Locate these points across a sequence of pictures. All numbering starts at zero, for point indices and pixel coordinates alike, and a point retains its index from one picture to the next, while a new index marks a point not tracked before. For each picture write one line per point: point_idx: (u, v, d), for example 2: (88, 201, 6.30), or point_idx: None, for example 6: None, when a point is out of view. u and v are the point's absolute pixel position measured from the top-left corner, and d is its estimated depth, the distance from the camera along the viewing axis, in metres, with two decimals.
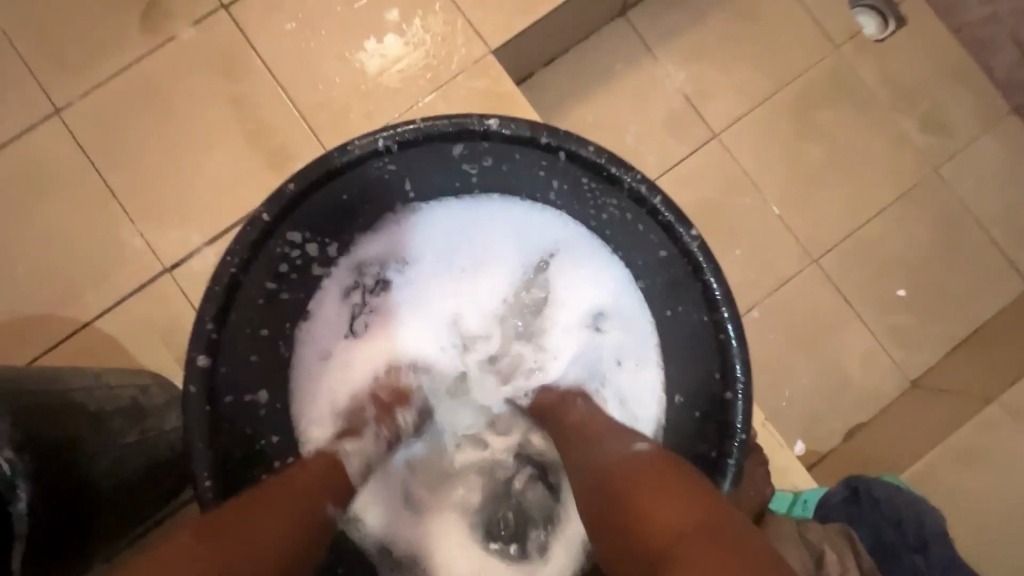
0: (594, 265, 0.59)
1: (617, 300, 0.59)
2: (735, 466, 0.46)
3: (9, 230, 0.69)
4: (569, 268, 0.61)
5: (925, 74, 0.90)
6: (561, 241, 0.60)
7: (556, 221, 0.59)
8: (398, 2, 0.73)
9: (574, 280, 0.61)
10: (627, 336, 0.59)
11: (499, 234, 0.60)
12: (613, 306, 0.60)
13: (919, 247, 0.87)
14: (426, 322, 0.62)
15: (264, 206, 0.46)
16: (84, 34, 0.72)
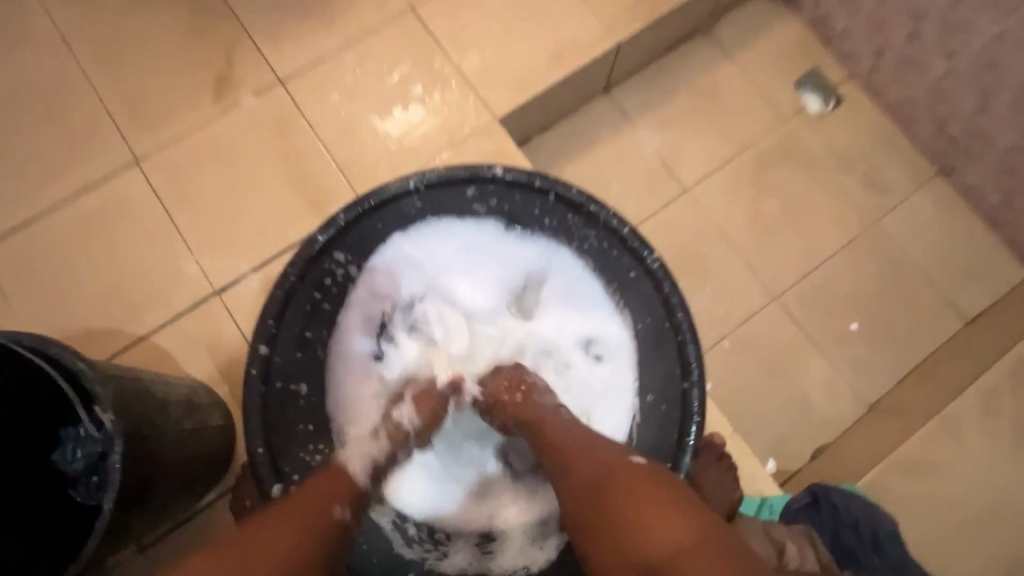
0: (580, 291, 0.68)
1: (597, 319, 0.68)
2: (693, 444, 0.58)
3: (87, 256, 0.82)
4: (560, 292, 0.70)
5: (865, 141, 1.06)
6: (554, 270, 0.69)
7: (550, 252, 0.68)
8: (422, 80, 0.90)
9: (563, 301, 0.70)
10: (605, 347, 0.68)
11: (496, 258, 0.71)
12: (592, 325, 0.69)
13: (867, 287, 1.00)
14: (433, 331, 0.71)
15: (320, 229, 0.60)
16: (163, 99, 0.87)
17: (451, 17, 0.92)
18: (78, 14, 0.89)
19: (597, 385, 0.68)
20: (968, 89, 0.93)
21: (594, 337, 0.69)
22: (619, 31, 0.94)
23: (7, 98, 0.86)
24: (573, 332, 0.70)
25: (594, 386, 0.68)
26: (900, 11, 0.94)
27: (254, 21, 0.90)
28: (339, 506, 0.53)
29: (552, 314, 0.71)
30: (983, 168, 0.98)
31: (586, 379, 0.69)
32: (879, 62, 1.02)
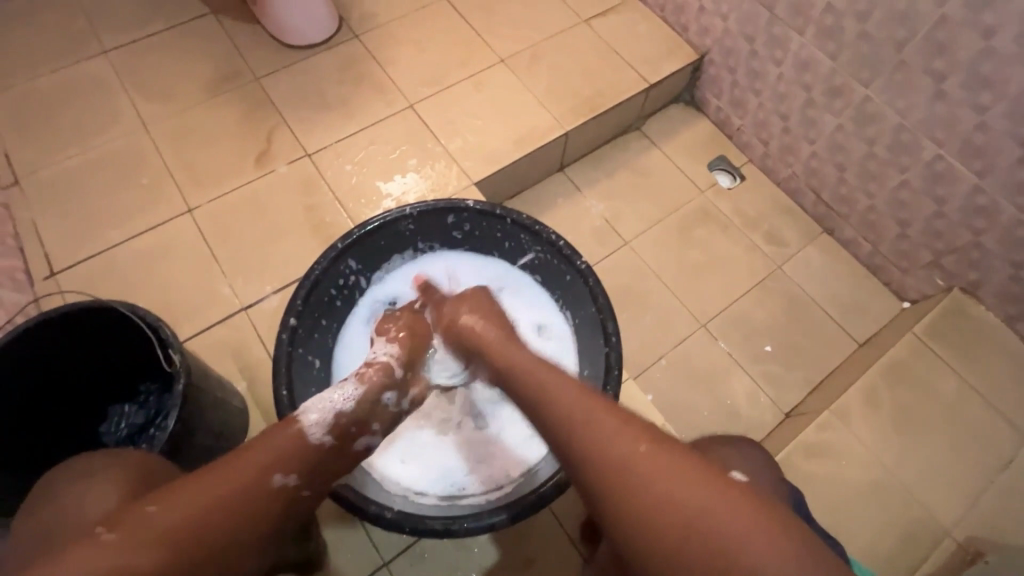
0: (529, 287, 0.91)
1: (544, 312, 0.90)
2: (612, 391, 0.74)
3: (141, 281, 1.02)
4: (516, 290, 0.91)
5: (765, 206, 1.34)
6: (508, 275, 0.92)
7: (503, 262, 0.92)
8: (416, 156, 1.18)
9: (519, 297, 0.91)
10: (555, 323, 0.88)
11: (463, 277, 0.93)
12: (542, 316, 0.90)
13: (775, 317, 1.23)
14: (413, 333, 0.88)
15: (340, 240, 0.82)
16: (215, 166, 1.13)
17: (440, 113, 1.22)
18: (155, 106, 1.18)
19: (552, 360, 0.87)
20: (829, 165, 1.22)
21: (543, 325, 0.89)
22: (567, 124, 1.25)
23: (93, 165, 1.11)
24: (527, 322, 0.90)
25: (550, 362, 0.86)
26: (773, 112, 1.27)
27: (292, 114, 1.19)
28: (280, 473, 0.55)
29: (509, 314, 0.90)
30: (853, 224, 1.25)
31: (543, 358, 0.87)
32: (767, 149, 1.33)
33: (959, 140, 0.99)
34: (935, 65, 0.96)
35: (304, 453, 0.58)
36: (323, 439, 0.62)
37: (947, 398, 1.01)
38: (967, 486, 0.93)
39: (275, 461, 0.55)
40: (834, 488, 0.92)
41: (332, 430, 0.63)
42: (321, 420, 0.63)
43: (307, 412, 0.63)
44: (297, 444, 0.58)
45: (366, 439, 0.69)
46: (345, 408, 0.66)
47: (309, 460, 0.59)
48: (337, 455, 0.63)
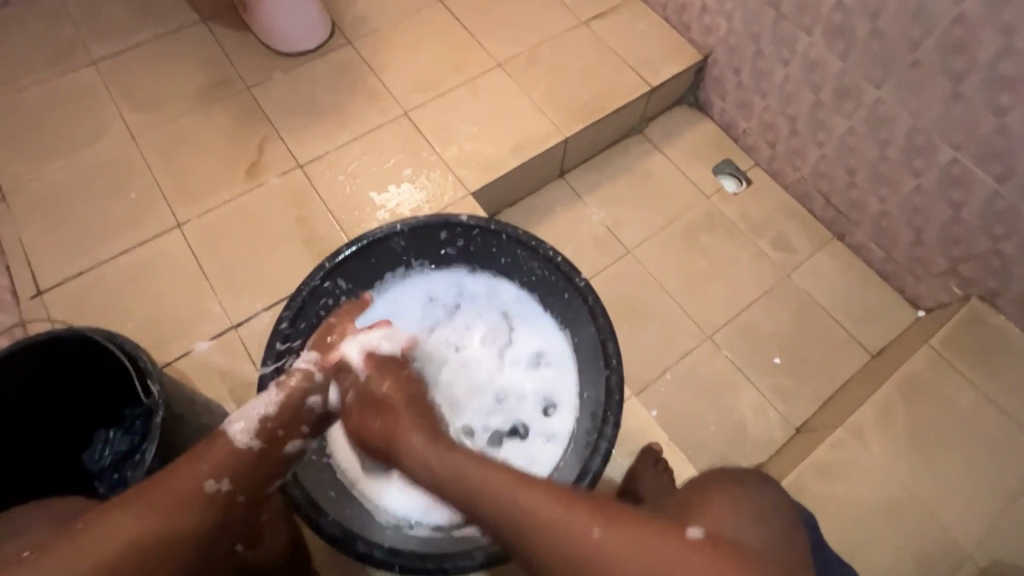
0: (528, 308, 0.87)
1: (544, 336, 0.85)
2: (614, 415, 0.72)
3: (129, 299, 0.99)
4: (515, 312, 0.88)
5: (773, 211, 1.30)
6: (506, 295, 0.88)
7: (499, 282, 0.88)
8: (410, 165, 1.15)
9: (518, 318, 0.87)
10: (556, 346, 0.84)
11: (460, 300, 0.89)
12: (542, 340, 0.85)
13: (784, 328, 1.19)
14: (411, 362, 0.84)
15: (329, 259, 0.80)
16: (204, 178, 1.10)
17: (436, 120, 1.19)
18: (144, 117, 1.15)
19: (551, 392, 0.83)
20: (839, 169, 1.18)
21: (543, 349, 0.85)
22: (566, 130, 1.21)
23: (80, 178, 1.09)
24: (526, 350, 0.86)
25: (551, 386, 0.83)
26: (780, 114, 1.22)
27: (284, 123, 1.16)
28: (211, 479, 0.56)
29: (509, 338, 0.87)
30: (865, 229, 1.20)
31: (541, 391, 0.84)
32: (774, 152, 1.29)
33: (977, 143, 0.94)
34: (952, 65, 0.91)
35: (233, 460, 0.59)
36: (252, 443, 0.61)
37: (967, 412, 0.97)
38: (989, 506, 0.89)
39: (204, 470, 0.56)
40: (847, 509, 0.88)
41: (261, 432, 0.62)
42: (248, 425, 0.62)
43: (232, 421, 0.62)
44: (223, 452, 0.59)
45: (299, 442, 0.66)
46: (271, 410, 0.64)
47: (239, 465, 0.59)
48: (270, 455, 0.62)
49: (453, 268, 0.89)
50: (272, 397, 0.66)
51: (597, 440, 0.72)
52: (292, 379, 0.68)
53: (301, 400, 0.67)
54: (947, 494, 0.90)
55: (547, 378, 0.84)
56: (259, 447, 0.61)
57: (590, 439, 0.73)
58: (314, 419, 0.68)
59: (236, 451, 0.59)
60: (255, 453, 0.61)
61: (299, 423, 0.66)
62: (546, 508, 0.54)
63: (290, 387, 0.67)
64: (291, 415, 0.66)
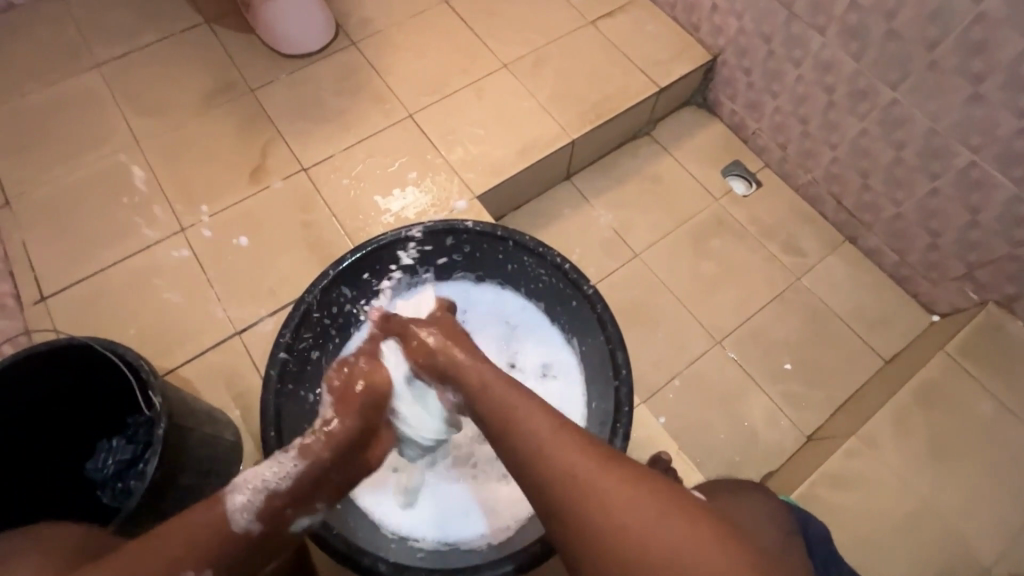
0: (533, 320, 0.87)
1: (550, 347, 0.85)
2: (623, 428, 0.71)
3: (133, 304, 0.99)
4: (520, 323, 0.87)
5: (783, 214, 1.27)
6: (511, 306, 0.88)
7: (504, 292, 0.88)
8: (416, 168, 1.13)
9: (523, 330, 0.87)
10: (562, 357, 0.84)
11: (468, 312, 0.89)
12: (547, 352, 0.85)
13: (795, 333, 1.17)
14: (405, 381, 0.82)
15: (332, 266, 0.79)
16: (208, 182, 1.09)
17: (441, 123, 1.18)
18: (148, 121, 1.14)
19: (557, 404, 0.82)
20: (852, 171, 1.15)
21: (549, 361, 0.85)
22: (573, 132, 1.19)
23: (84, 183, 1.08)
24: (532, 363, 0.85)
25: (558, 398, 0.82)
26: (791, 115, 1.20)
27: (288, 126, 1.15)
28: (191, 572, 0.50)
29: (514, 350, 0.87)
30: (878, 233, 1.18)
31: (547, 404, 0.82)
32: (785, 153, 1.26)
33: (997, 146, 0.92)
34: (971, 66, 0.89)
35: (223, 547, 0.53)
36: (250, 526, 0.55)
37: (984, 421, 0.94)
38: (1008, 519, 0.87)
39: (188, 557, 0.50)
40: (861, 520, 0.87)
41: (264, 512, 0.57)
42: (251, 501, 0.56)
43: (235, 491, 0.56)
44: (217, 534, 0.53)
45: (304, 517, 0.62)
46: (282, 484, 0.59)
47: (228, 554, 0.53)
48: (264, 539, 0.57)
49: (458, 280, 0.89)
50: (286, 466, 0.60)
51: None
52: (309, 451, 0.62)
53: (318, 475, 0.62)
54: (964, 504, 0.88)
55: (554, 390, 0.83)
56: (256, 531, 0.56)
57: None
58: (327, 496, 0.64)
59: (229, 535, 0.54)
60: (249, 538, 0.55)
61: (309, 501, 0.62)
62: (577, 459, 0.52)
63: (307, 458, 0.62)
64: (301, 493, 0.61)
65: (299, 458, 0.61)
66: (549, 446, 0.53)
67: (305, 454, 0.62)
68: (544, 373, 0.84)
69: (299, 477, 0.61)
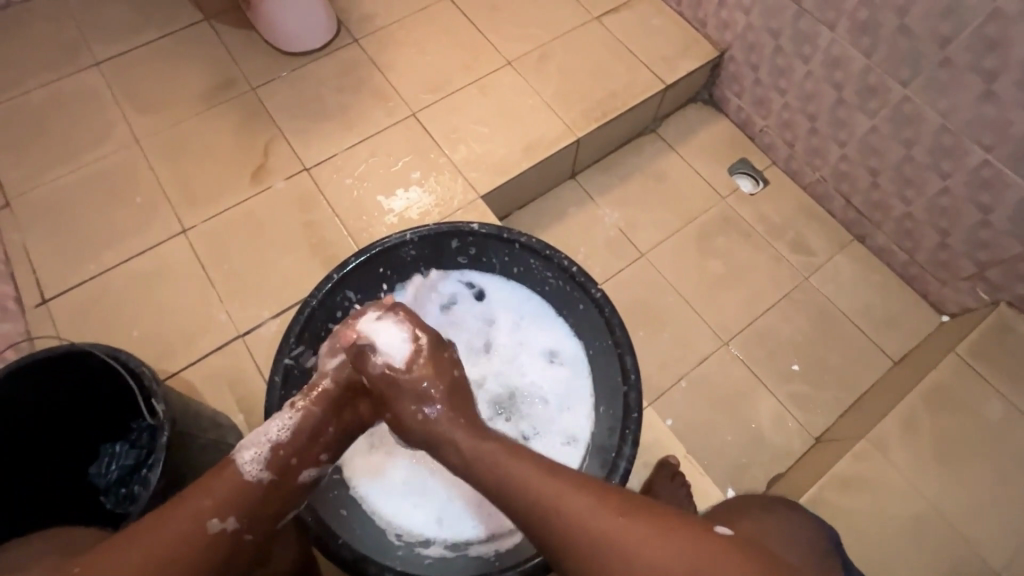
0: (536, 308, 0.85)
1: (556, 340, 0.84)
2: (632, 434, 0.70)
3: (135, 307, 0.98)
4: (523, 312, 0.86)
5: (791, 213, 1.26)
6: (513, 295, 0.87)
7: (505, 283, 0.87)
8: (419, 168, 1.12)
9: (527, 317, 0.86)
10: (567, 345, 0.83)
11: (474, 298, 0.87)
12: (553, 342, 0.84)
13: (803, 334, 1.16)
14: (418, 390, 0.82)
15: (336, 269, 0.78)
16: (209, 182, 1.08)
17: (444, 121, 1.16)
18: (148, 120, 1.13)
19: (565, 399, 0.81)
20: (861, 169, 1.14)
21: (555, 348, 0.84)
22: (578, 130, 1.17)
23: (85, 183, 1.07)
24: (538, 349, 0.84)
25: (567, 386, 0.81)
26: (800, 112, 1.18)
27: (289, 124, 1.14)
28: (216, 518, 0.55)
29: (522, 340, 0.85)
30: (887, 231, 1.17)
31: (555, 391, 0.82)
32: (793, 151, 1.25)
33: (1010, 144, 0.90)
34: (985, 63, 0.87)
35: (242, 497, 0.57)
36: (262, 476, 0.59)
37: (996, 424, 0.93)
38: (1019, 523, 0.86)
39: (208, 507, 0.55)
40: (871, 524, 0.86)
41: (273, 462, 0.60)
42: (259, 454, 0.60)
43: (242, 449, 0.60)
44: (231, 485, 0.57)
45: (313, 468, 0.64)
46: (284, 436, 0.62)
47: (247, 501, 0.57)
48: (280, 490, 0.60)
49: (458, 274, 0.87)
50: (285, 420, 0.63)
51: (614, 460, 0.70)
52: (301, 402, 0.64)
53: (317, 425, 0.64)
54: (975, 508, 0.87)
55: (562, 378, 0.82)
56: (269, 480, 0.60)
57: (608, 458, 0.71)
58: (331, 446, 0.65)
59: (245, 485, 0.58)
60: (264, 486, 0.59)
61: (312, 451, 0.63)
62: (571, 496, 0.55)
63: (304, 411, 0.64)
64: (301, 443, 0.63)
65: (292, 411, 0.64)
66: (537, 485, 0.56)
67: (297, 406, 0.64)
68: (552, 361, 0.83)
69: (297, 428, 0.63)
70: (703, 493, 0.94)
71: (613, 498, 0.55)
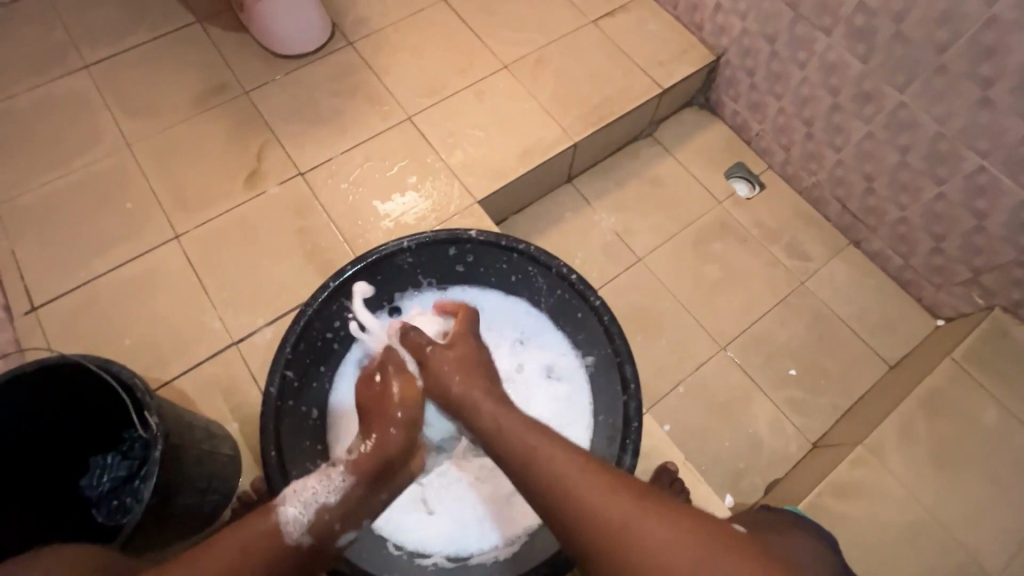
0: (530, 320, 0.85)
1: (552, 350, 0.84)
2: (632, 443, 0.71)
3: (127, 314, 0.96)
4: (518, 324, 0.86)
5: (787, 218, 1.26)
6: (505, 306, 0.86)
7: (498, 294, 0.86)
8: (415, 173, 1.11)
9: (522, 329, 0.85)
10: (563, 358, 0.83)
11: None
12: (550, 355, 0.84)
13: (800, 338, 1.16)
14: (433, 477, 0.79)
15: (332, 278, 0.78)
16: (202, 188, 1.07)
17: (441, 125, 1.15)
18: (139, 124, 1.11)
19: (564, 412, 0.80)
20: (856, 175, 1.14)
21: (552, 362, 0.83)
22: (575, 134, 1.17)
23: (74, 188, 1.05)
24: (533, 363, 0.84)
25: (564, 399, 0.81)
26: (795, 117, 1.19)
27: (283, 129, 1.12)
28: None
29: (516, 353, 0.85)
30: (882, 236, 1.17)
31: (554, 406, 0.81)
32: (789, 156, 1.25)
33: (1005, 151, 0.90)
34: (981, 70, 0.87)
35: (282, 561, 0.53)
36: (303, 540, 0.55)
37: (992, 430, 0.94)
38: (1015, 528, 0.86)
39: (247, 572, 0.50)
40: (869, 530, 0.86)
41: (318, 527, 0.57)
42: (303, 516, 0.56)
43: (289, 504, 0.57)
44: (268, 548, 0.52)
45: (352, 532, 0.63)
46: (331, 498, 0.60)
47: (284, 568, 0.53)
48: (318, 553, 0.57)
49: (451, 287, 0.87)
50: (336, 481, 0.61)
51: (614, 471, 0.71)
52: (351, 467, 0.62)
53: (365, 488, 0.62)
54: (972, 514, 0.87)
55: (559, 388, 0.82)
56: (309, 544, 0.56)
57: (609, 468, 0.72)
58: (372, 513, 0.64)
59: (285, 548, 0.54)
60: (303, 551, 0.55)
61: (357, 519, 0.62)
62: (587, 484, 0.53)
63: (354, 474, 0.62)
64: (348, 509, 0.61)
65: (342, 474, 0.62)
66: (560, 474, 0.54)
67: (348, 468, 0.62)
68: (548, 371, 0.83)
69: (346, 492, 0.61)
70: (701, 501, 0.93)
71: (627, 486, 0.53)
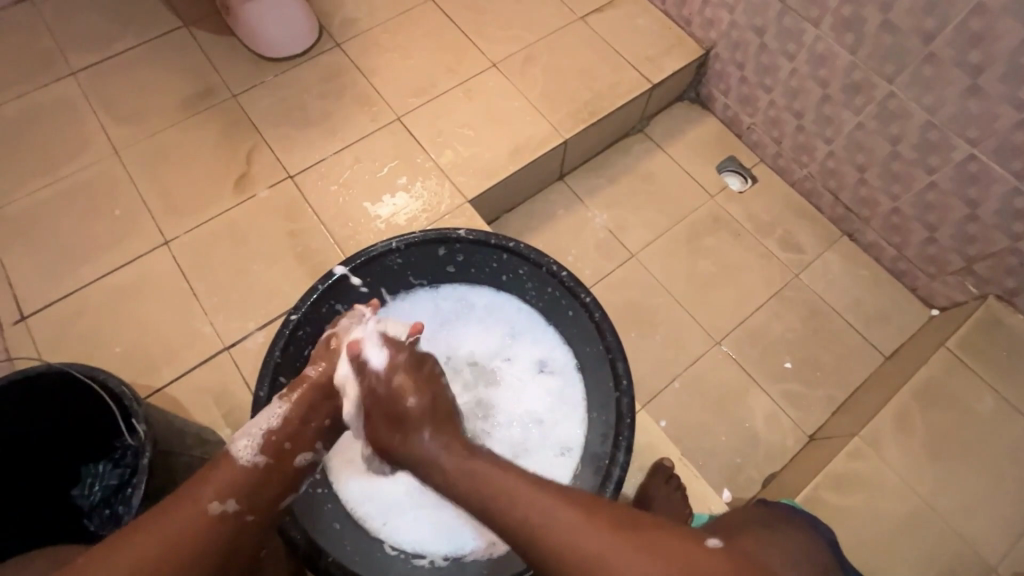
0: (521, 315, 0.86)
1: (545, 344, 0.84)
2: (626, 440, 0.70)
3: (117, 321, 0.96)
4: (510, 318, 0.86)
5: (779, 210, 1.26)
6: (495, 301, 0.87)
7: (489, 290, 0.87)
8: (405, 173, 1.10)
9: (515, 325, 0.86)
10: (557, 354, 0.83)
11: (459, 313, 0.87)
12: (544, 351, 0.84)
13: (796, 331, 1.16)
14: (386, 477, 0.78)
15: (321, 280, 0.77)
16: (191, 192, 1.06)
17: (430, 125, 1.15)
18: (126, 130, 1.10)
19: (558, 407, 0.81)
20: (849, 166, 1.14)
21: (546, 357, 0.83)
22: (565, 131, 1.16)
23: (62, 196, 1.05)
24: (527, 361, 0.84)
25: (557, 395, 0.81)
26: (786, 109, 1.18)
27: (271, 132, 1.12)
28: (216, 500, 0.55)
29: (511, 349, 0.85)
30: (875, 227, 1.17)
31: (547, 404, 0.81)
32: (780, 148, 1.25)
33: (996, 139, 0.90)
34: (969, 58, 0.87)
35: (243, 479, 0.58)
36: (256, 459, 0.60)
37: (987, 419, 0.93)
38: (1013, 517, 0.86)
39: (210, 491, 0.56)
40: (865, 520, 0.86)
41: (266, 446, 0.61)
42: (252, 441, 0.61)
43: (235, 438, 0.61)
44: (224, 470, 0.58)
45: (308, 453, 0.65)
46: (275, 423, 0.64)
47: (245, 484, 0.58)
48: (279, 472, 0.62)
49: (443, 287, 0.88)
50: (275, 408, 0.65)
51: (608, 469, 0.70)
52: (285, 392, 0.67)
53: (308, 410, 0.66)
54: (970, 504, 0.87)
55: (553, 382, 0.82)
56: (264, 463, 0.61)
57: (602, 465, 0.71)
58: (326, 432, 0.67)
59: (240, 469, 0.59)
60: (260, 468, 0.60)
61: (308, 437, 0.65)
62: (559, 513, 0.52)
63: (294, 400, 0.66)
64: (293, 426, 0.64)
65: (278, 402, 0.66)
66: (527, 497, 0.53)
67: (281, 395, 0.67)
68: (543, 367, 0.83)
69: (284, 410, 0.65)
70: (697, 496, 0.93)
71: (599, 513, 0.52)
